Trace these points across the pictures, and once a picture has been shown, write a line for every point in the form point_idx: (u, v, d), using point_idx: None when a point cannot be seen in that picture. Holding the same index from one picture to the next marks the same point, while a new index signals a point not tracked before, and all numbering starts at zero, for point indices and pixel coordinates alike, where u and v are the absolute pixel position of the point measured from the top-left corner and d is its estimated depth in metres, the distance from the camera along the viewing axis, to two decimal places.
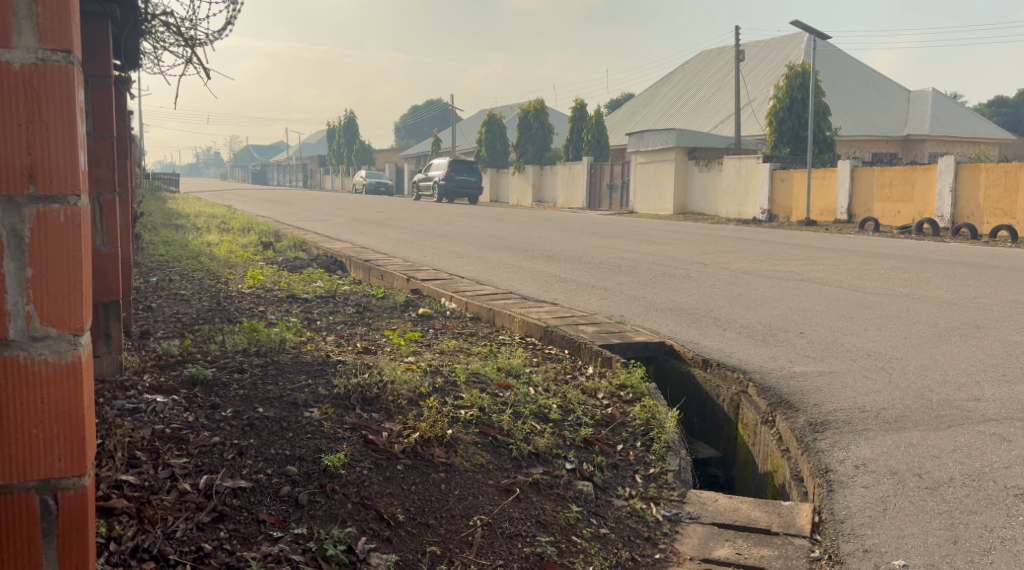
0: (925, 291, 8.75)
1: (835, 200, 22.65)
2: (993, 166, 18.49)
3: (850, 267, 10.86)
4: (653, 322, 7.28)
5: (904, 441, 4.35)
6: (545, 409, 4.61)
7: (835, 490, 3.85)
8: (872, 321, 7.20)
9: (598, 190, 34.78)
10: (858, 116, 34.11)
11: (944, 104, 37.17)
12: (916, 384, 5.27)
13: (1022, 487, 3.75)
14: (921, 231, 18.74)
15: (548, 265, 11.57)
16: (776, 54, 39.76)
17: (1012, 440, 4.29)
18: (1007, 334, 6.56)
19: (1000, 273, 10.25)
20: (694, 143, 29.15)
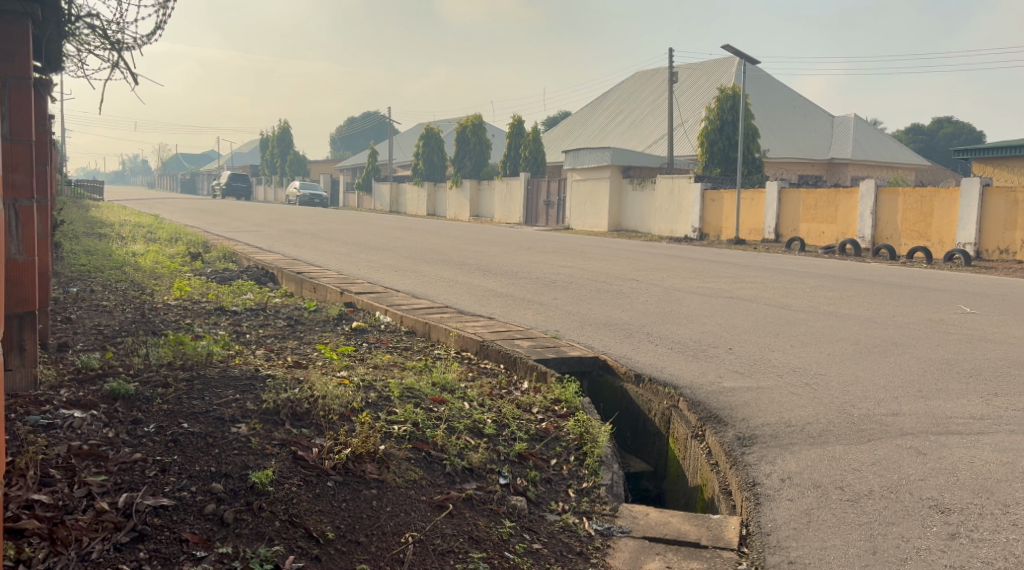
0: (845, 310, 9.02)
1: (763, 220, 23.14)
2: (910, 190, 19.18)
3: (777, 286, 11.14)
4: (588, 337, 7.36)
5: (827, 454, 4.47)
6: (479, 424, 4.60)
7: (761, 503, 3.94)
8: (797, 338, 7.37)
9: (534, 206, 34.95)
10: (785, 139, 35.04)
11: (865, 129, 38.54)
12: (838, 400, 5.42)
13: (936, 499, 3.88)
14: (844, 250, 19.28)
15: (484, 280, 11.58)
16: (707, 76, 40.78)
17: (926, 453, 4.44)
18: (924, 352, 6.77)
19: (915, 292, 10.68)
20: (628, 161, 29.61)
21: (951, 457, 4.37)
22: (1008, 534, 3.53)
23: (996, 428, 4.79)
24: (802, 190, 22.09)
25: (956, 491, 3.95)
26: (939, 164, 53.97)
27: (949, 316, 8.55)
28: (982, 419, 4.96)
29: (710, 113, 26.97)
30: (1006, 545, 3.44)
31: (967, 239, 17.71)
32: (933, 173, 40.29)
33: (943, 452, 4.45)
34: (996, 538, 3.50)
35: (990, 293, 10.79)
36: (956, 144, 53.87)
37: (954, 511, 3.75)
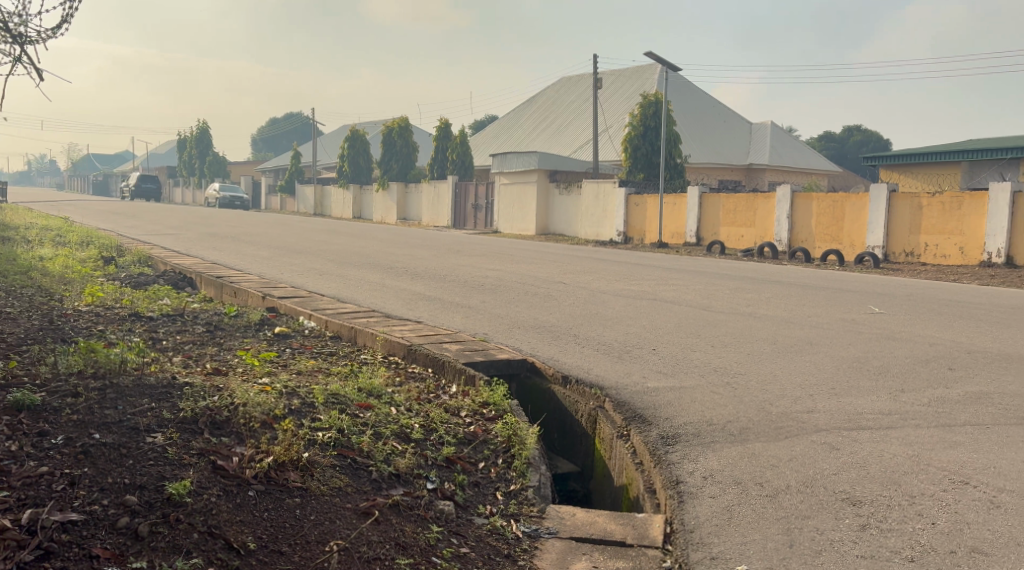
0: (763, 310, 9.27)
1: (685, 224, 23.59)
2: (823, 196, 19.81)
3: (699, 288, 11.39)
4: (515, 340, 7.40)
5: (747, 451, 4.59)
6: (406, 428, 4.58)
7: (684, 501, 4.03)
8: (717, 339, 7.54)
9: (462, 209, 34.93)
10: (706, 145, 35.81)
11: (781, 136, 39.69)
12: (757, 398, 5.57)
13: (849, 492, 4.02)
14: (762, 253, 19.78)
15: (411, 283, 11.53)
16: (631, 82, 41.43)
17: (839, 448, 4.60)
18: (837, 351, 7.01)
19: (829, 293, 11.06)
20: (555, 165, 29.84)
21: (861, 451, 4.54)
22: (915, 523, 3.68)
23: (903, 422, 5.00)
24: (722, 195, 22.60)
25: (867, 484, 4.10)
26: (850, 170, 55.93)
27: (860, 316, 8.87)
28: (890, 414, 5.16)
29: (633, 119, 27.41)
30: (912, 534, 3.59)
31: (876, 243, 18.37)
32: (844, 178, 41.70)
33: (855, 447, 4.61)
34: (904, 527, 3.65)
35: (897, 293, 11.23)
36: (866, 150, 55.96)
37: (865, 504, 3.89)
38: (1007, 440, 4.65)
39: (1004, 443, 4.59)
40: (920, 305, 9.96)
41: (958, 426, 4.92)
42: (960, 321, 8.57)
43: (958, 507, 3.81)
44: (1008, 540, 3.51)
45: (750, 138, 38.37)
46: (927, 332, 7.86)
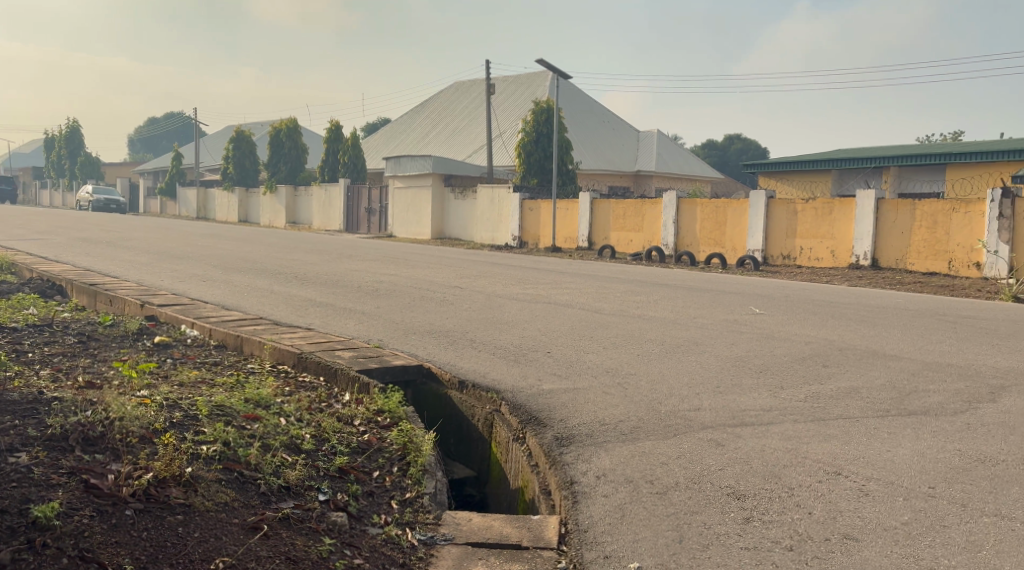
0: (652, 312, 9.54)
1: (577, 230, 23.99)
2: (707, 202, 20.51)
3: (590, 290, 11.62)
4: (410, 345, 7.36)
5: (639, 450, 4.71)
6: (297, 439, 4.49)
7: (578, 501, 4.10)
8: (609, 340, 7.71)
9: (354, 213, 34.48)
10: (596, 151, 36.51)
11: (667, 144, 40.89)
12: (647, 397, 5.72)
13: (734, 487, 4.17)
14: (650, 257, 20.30)
15: (301, 289, 11.31)
16: (523, 88, 41.87)
17: (725, 444, 4.78)
18: (721, 350, 7.27)
19: (713, 295, 11.47)
20: (449, 170, 29.83)
21: (745, 447, 4.72)
22: (793, 514, 3.86)
23: (783, 418, 5.23)
24: (612, 200, 23.10)
25: (751, 478, 4.27)
26: (732, 177, 58.11)
27: (742, 317, 9.23)
28: (771, 410, 5.39)
29: (526, 125, 27.72)
30: (792, 525, 3.76)
31: (755, 247, 19.13)
32: (726, 185, 43.28)
33: (738, 442, 4.80)
34: (784, 518, 3.82)
35: (775, 295, 11.74)
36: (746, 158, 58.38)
37: (749, 497, 4.05)
38: (876, 431, 4.93)
39: (873, 434, 4.86)
40: (797, 305, 10.44)
41: (832, 419, 5.17)
42: (833, 320, 9.03)
43: (833, 497, 4.01)
44: (878, 526, 3.72)
45: (638, 145, 39.39)
46: (803, 331, 8.25)
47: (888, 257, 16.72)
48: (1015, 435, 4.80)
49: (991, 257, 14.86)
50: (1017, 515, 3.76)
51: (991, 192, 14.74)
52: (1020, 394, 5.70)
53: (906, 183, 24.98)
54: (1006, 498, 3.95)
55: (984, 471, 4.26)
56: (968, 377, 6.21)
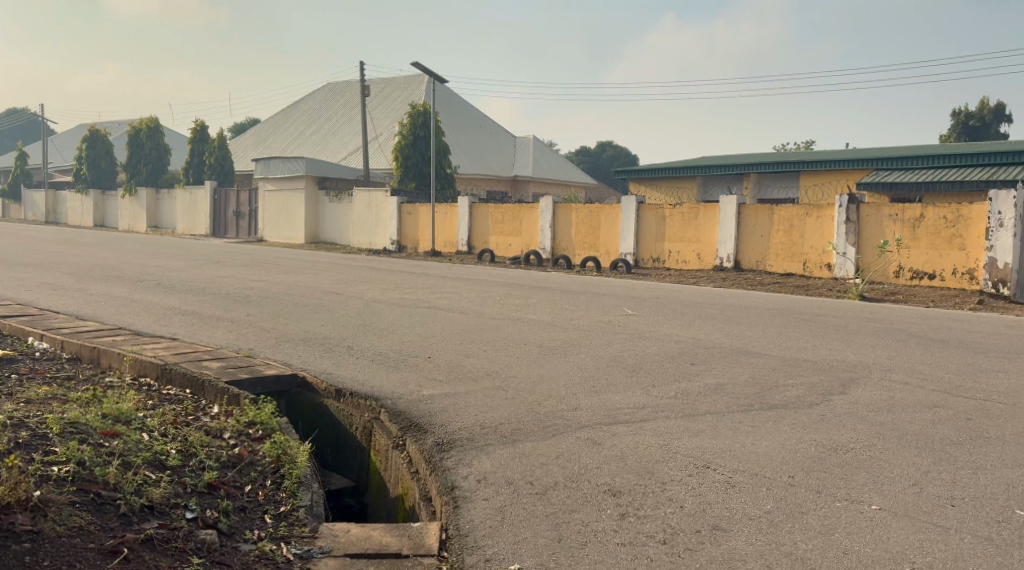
0: (530, 315, 9.66)
1: (456, 234, 24.03)
2: (581, 206, 20.91)
3: (468, 294, 11.67)
4: (284, 354, 7.19)
5: (518, 452, 4.76)
6: (161, 455, 4.29)
7: (458, 506, 4.11)
8: (488, 344, 7.75)
9: (223, 217, 33.36)
10: (474, 156, 36.65)
11: (544, 150, 41.59)
12: (525, 399, 5.79)
13: (610, 484, 4.28)
14: (528, 262, 20.67)
15: (166, 297, 10.86)
16: (399, 91, 41.65)
17: (601, 442, 4.89)
18: (597, 351, 7.43)
19: (587, 297, 11.73)
20: (323, 173, 29.29)
21: (620, 444, 4.85)
22: (666, 508, 3.99)
23: (655, 415, 5.40)
24: (490, 205, 23.24)
25: (625, 475, 4.38)
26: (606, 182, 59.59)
27: (615, 318, 9.47)
28: (644, 408, 5.55)
29: (402, 128, 27.58)
30: (665, 518, 3.89)
31: (626, 250, 19.66)
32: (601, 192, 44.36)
33: (614, 440, 4.92)
34: (657, 513, 3.94)
35: (647, 297, 12.09)
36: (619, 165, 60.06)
37: (624, 494, 4.16)
38: (740, 425, 5.16)
39: (739, 428, 5.08)
40: (668, 307, 10.79)
41: (700, 415, 5.38)
42: (701, 320, 9.39)
43: (703, 490, 4.17)
44: (744, 515, 3.89)
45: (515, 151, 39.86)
46: (674, 331, 8.53)
47: (749, 259, 17.49)
48: (864, 424, 5.13)
49: (841, 259, 15.80)
50: (866, 498, 4.02)
51: (839, 199, 15.73)
52: (869, 386, 6.09)
53: (764, 189, 26.24)
54: (856, 482, 4.21)
55: (837, 458, 4.53)
56: (823, 371, 6.59)
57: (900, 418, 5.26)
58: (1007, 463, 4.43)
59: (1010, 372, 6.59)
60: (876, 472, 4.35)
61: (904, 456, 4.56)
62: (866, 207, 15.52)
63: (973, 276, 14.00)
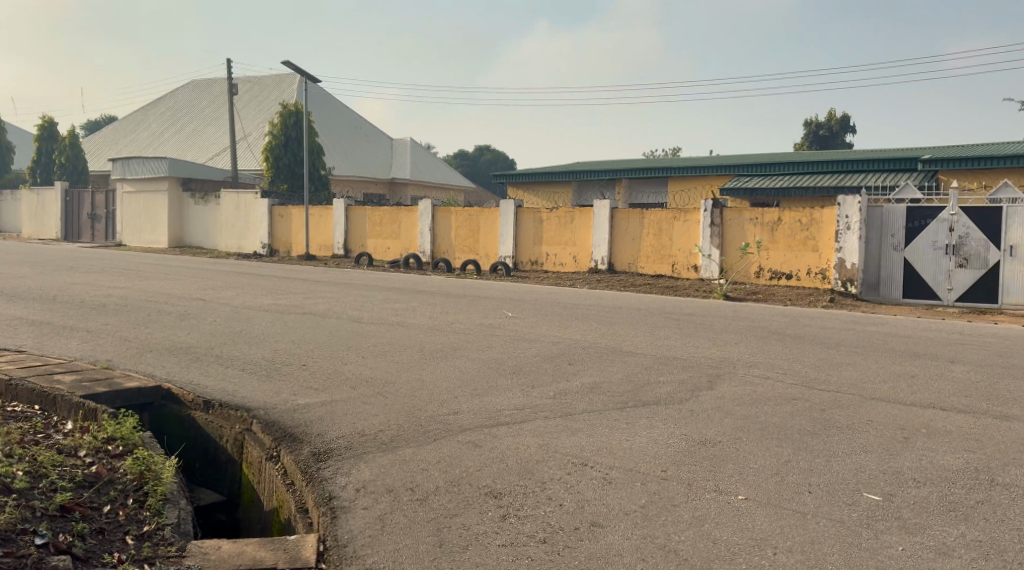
0: (409, 319, 9.59)
1: (332, 237, 23.57)
2: (461, 210, 20.94)
3: (345, 299, 11.48)
4: (148, 365, 6.85)
5: (398, 459, 4.71)
6: (7, 477, 4.00)
7: (337, 516, 4.04)
8: (367, 349, 7.65)
9: (74, 220, 31.50)
10: (348, 157, 35.94)
11: (421, 153, 41.30)
12: (405, 405, 5.74)
13: (491, 486, 4.30)
14: (406, 264, 20.43)
15: (16, 306, 10.15)
16: (268, 91, 40.50)
17: (482, 445, 4.91)
18: (477, 354, 7.47)
19: (468, 300, 11.75)
20: (188, 174, 28.07)
21: (501, 446, 4.88)
22: (546, 507, 4.05)
23: (535, 415, 5.47)
24: (367, 208, 22.96)
25: (506, 476, 4.42)
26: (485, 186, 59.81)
27: (496, 321, 9.52)
28: (523, 409, 5.61)
29: (273, 128, 26.90)
30: (545, 517, 3.94)
31: (506, 253, 19.80)
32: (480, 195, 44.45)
33: (494, 442, 4.95)
34: (537, 512, 3.99)
35: (526, 299, 12.24)
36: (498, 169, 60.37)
37: (505, 495, 4.20)
38: (616, 422, 5.30)
39: (615, 426, 5.22)
40: (546, 308, 10.97)
41: (578, 414, 5.49)
42: (578, 321, 9.58)
43: (581, 487, 4.26)
44: (620, 511, 4.00)
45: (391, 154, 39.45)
46: (552, 333, 8.67)
47: (622, 261, 17.93)
48: (730, 417, 5.37)
49: (706, 261, 16.44)
50: (733, 489, 4.21)
51: (703, 203, 16.30)
52: (734, 381, 6.39)
53: (636, 195, 26.97)
54: (723, 473, 4.41)
55: (706, 451, 4.72)
56: (692, 368, 6.86)
57: (762, 411, 5.54)
58: (857, 449, 4.74)
59: (860, 364, 7.06)
60: (741, 463, 4.55)
61: (766, 446, 4.81)
62: (728, 211, 16.16)
63: (825, 276, 14.90)
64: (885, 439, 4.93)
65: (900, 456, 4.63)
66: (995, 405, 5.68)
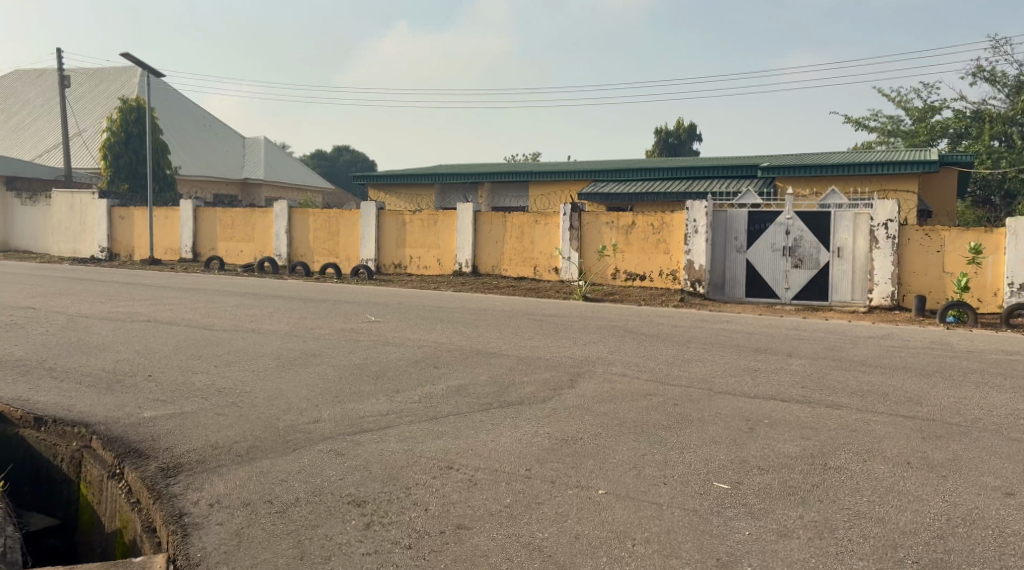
0: (265, 326, 9.22)
1: (179, 240, 22.01)
2: (319, 211, 19.86)
3: (196, 306, 10.90)
4: None
5: (256, 471, 4.53)
6: None
7: (188, 534, 3.85)
8: (219, 358, 7.30)
9: None
10: (196, 155, 33.76)
11: (277, 153, 39.41)
12: (262, 414, 5.52)
13: (354, 494, 4.21)
14: (261, 269, 19.52)
15: None
16: (102, 83, 37.94)
17: (345, 453, 4.78)
18: (338, 359, 7.28)
19: (329, 305, 11.44)
20: (12, 172, 25.86)
21: (364, 453, 4.77)
22: (411, 512, 4.02)
23: (399, 421, 5.39)
24: (219, 209, 21.59)
25: (369, 484, 4.34)
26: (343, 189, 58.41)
27: (357, 326, 9.31)
28: (387, 415, 5.52)
29: (112, 124, 25.55)
30: (410, 523, 3.91)
31: (368, 256, 18.98)
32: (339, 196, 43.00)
33: (358, 450, 4.84)
34: (401, 518, 3.95)
35: (388, 302, 12.03)
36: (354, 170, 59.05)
37: (369, 502, 4.12)
38: (481, 424, 5.32)
39: (479, 427, 5.24)
40: (408, 312, 10.81)
41: (443, 417, 5.47)
42: (442, 325, 9.52)
43: (447, 490, 4.25)
44: (486, 512, 4.02)
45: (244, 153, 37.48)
46: (416, 337, 8.58)
47: (486, 264, 17.62)
48: (591, 415, 5.50)
49: (566, 263, 16.46)
50: (594, 484, 4.33)
51: (563, 207, 16.34)
52: (594, 379, 6.56)
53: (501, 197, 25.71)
54: (585, 470, 4.52)
55: (568, 449, 4.83)
56: (554, 368, 6.98)
57: (620, 408, 5.72)
58: (708, 441, 4.99)
59: (708, 360, 7.43)
60: (602, 459, 4.69)
61: (625, 441, 4.97)
62: (586, 215, 16.38)
63: (675, 276, 15.35)
64: (732, 431, 5.21)
65: (746, 446, 4.91)
66: (827, 394, 6.13)
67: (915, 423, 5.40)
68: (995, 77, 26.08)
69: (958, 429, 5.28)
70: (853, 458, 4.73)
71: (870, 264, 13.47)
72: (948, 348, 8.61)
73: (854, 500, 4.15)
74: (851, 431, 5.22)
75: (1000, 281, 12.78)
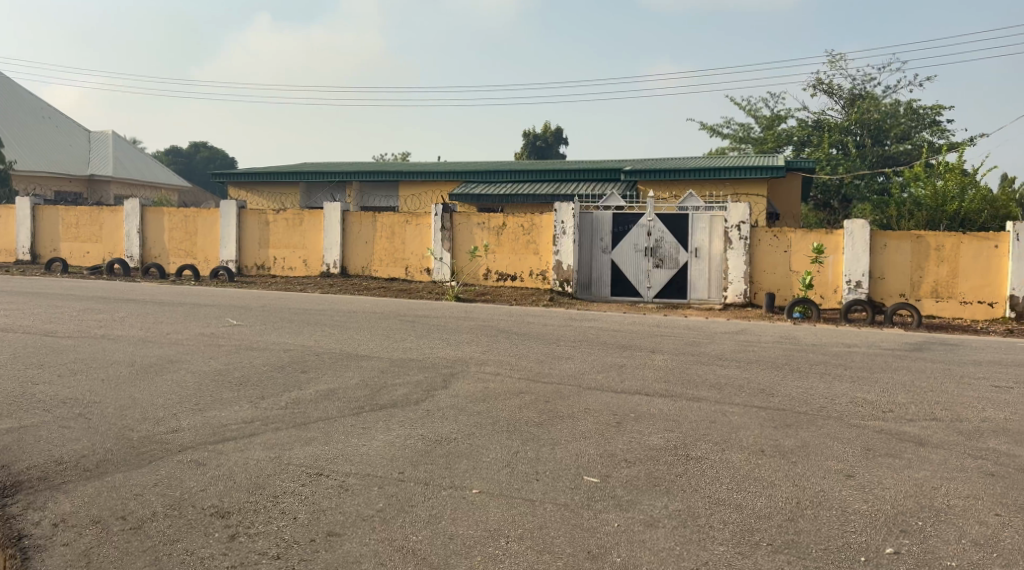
0: (116, 332, 8.63)
1: (15, 239, 20.32)
2: (174, 210, 18.84)
3: (38, 312, 10.08)
4: None
5: (106, 486, 4.24)
6: None
7: (29, 559, 3.57)
8: (64, 367, 6.78)
9: None
10: (35, 149, 31.19)
11: (125, 147, 37.00)
12: (114, 426, 5.18)
13: (216, 506, 4.03)
14: (111, 271, 18.29)
15: None
16: None
17: (206, 463, 4.56)
18: (197, 366, 6.93)
19: (188, 309, 10.87)
20: None
21: (227, 463, 4.57)
22: (278, 521, 3.88)
23: (264, 428, 5.20)
24: (60, 207, 20.07)
25: (234, 494, 4.16)
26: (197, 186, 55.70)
27: (219, 330, 8.89)
28: (251, 422, 5.30)
29: None
30: (277, 533, 3.78)
31: (228, 257, 18.19)
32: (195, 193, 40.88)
33: (221, 459, 4.63)
34: (269, 528, 3.82)
35: (252, 306, 11.56)
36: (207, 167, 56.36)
37: (233, 513, 3.95)
38: (352, 428, 5.21)
39: (349, 432, 5.13)
40: (274, 316, 10.41)
41: (311, 423, 5.32)
42: (309, 328, 9.24)
43: (316, 498, 4.13)
44: (358, 517, 3.94)
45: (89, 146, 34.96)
46: (280, 340, 8.29)
47: (355, 265, 17.30)
48: (463, 415, 5.51)
49: (438, 264, 16.42)
50: (467, 484, 4.33)
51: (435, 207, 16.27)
52: (467, 380, 6.57)
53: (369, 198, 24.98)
54: (457, 470, 4.52)
55: (441, 450, 4.81)
56: (425, 369, 6.93)
57: (492, 407, 5.75)
58: (577, 437, 5.10)
59: (576, 358, 7.60)
60: (474, 458, 4.70)
61: (497, 440, 5.01)
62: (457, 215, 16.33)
63: (544, 276, 15.58)
64: (601, 426, 5.35)
65: (613, 440, 5.05)
66: (689, 388, 6.41)
67: (768, 413, 5.73)
68: (829, 90, 28.09)
69: (805, 417, 5.65)
70: (712, 448, 4.97)
71: (724, 264, 14.17)
72: (797, 342, 9.18)
73: (714, 488, 4.36)
74: (711, 422, 5.48)
75: (838, 279, 13.68)
